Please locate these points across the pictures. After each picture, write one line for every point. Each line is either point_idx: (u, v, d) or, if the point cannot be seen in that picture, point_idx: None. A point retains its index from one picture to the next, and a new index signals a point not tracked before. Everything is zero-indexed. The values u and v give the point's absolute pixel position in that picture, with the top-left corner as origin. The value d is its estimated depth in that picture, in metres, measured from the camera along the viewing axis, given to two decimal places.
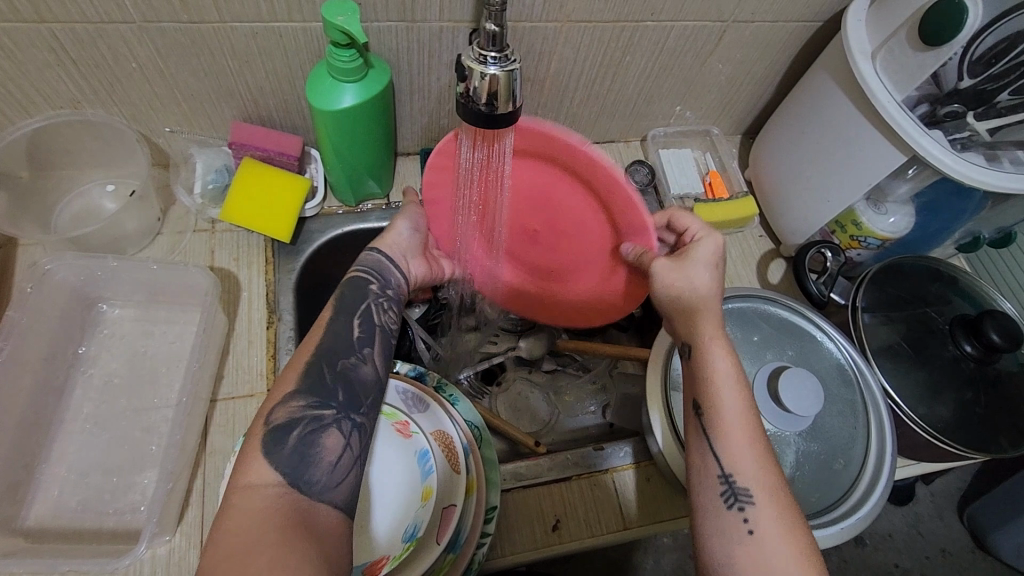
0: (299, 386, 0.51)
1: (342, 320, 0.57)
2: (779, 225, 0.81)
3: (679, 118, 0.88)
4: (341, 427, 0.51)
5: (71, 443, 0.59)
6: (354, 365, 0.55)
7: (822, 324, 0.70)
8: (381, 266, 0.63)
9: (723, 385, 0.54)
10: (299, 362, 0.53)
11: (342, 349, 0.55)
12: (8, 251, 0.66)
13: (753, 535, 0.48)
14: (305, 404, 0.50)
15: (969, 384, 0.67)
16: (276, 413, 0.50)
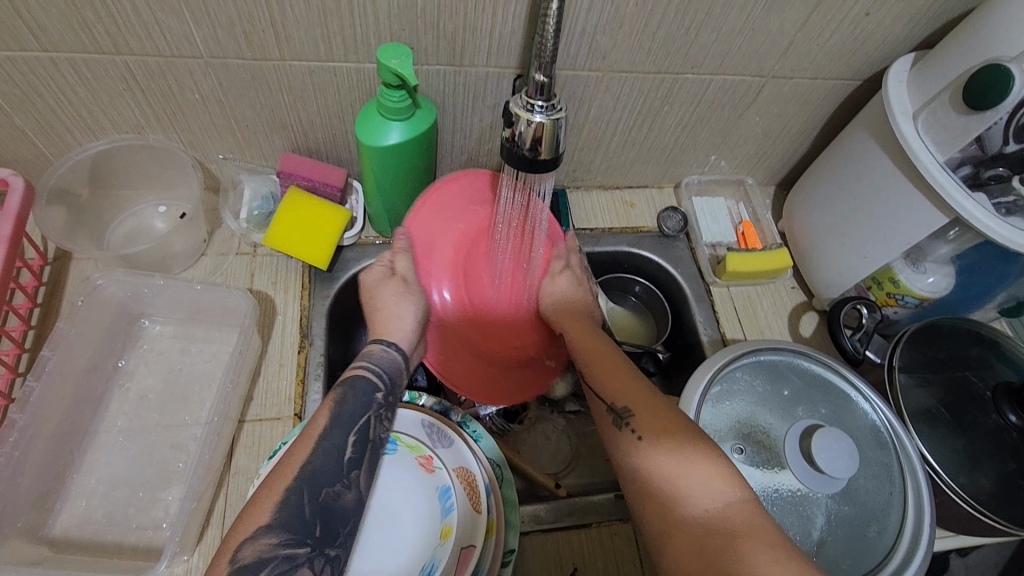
0: (274, 519, 0.45)
1: (338, 435, 0.51)
2: (813, 278, 0.81)
3: (713, 166, 0.89)
4: (312, 565, 0.45)
5: (103, 454, 0.60)
6: (337, 494, 0.49)
7: (857, 383, 0.68)
8: (387, 367, 0.59)
9: (665, 437, 0.53)
10: (280, 486, 0.47)
11: (329, 475, 0.49)
12: (61, 264, 0.69)
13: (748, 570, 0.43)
14: (277, 543, 0.45)
15: (1013, 455, 0.64)
16: (243, 550, 0.44)
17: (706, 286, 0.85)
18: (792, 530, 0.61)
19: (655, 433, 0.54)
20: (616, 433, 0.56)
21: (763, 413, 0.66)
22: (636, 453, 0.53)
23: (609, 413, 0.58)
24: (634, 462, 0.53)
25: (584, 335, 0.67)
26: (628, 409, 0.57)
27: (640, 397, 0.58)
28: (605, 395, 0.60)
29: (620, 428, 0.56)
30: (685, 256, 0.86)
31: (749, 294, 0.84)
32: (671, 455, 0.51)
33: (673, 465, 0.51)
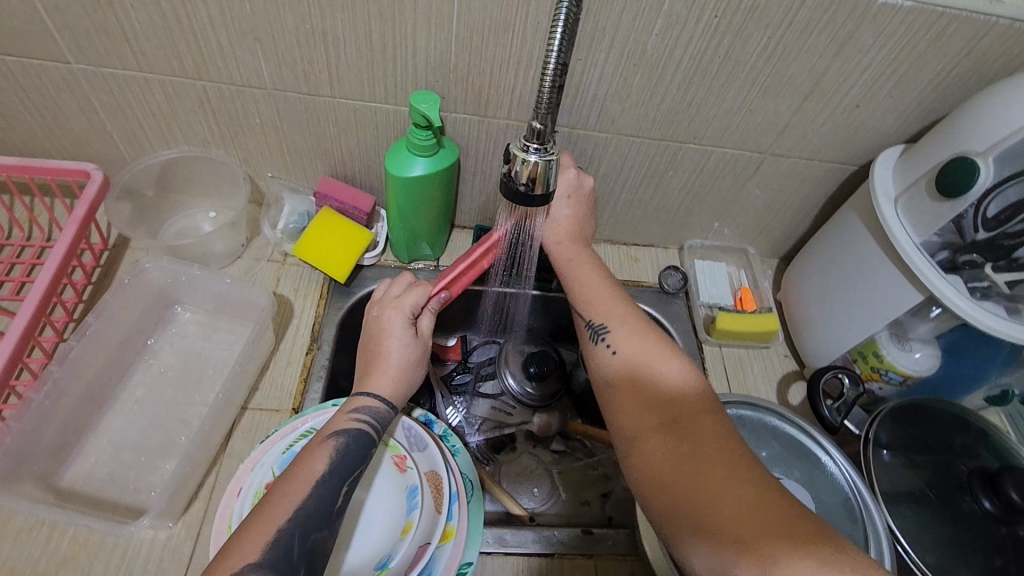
0: (263, 558, 0.48)
1: (332, 483, 0.54)
2: (803, 347, 0.83)
3: (716, 233, 0.94)
4: None
5: (117, 418, 0.66)
6: (322, 540, 0.52)
7: (828, 446, 0.69)
8: (383, 420, 0.60)
9: (653, 401, 0.58)
10: (273, 525, 0.50)
11: (319, 521, 0.52)
12: (118, 250, 0.79)
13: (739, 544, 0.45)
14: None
15: (995, 547, 0.63)
16: None
17: (698, 344, 0.88)
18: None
19: (631, 360, 0.62)
20: (592, 347, 0.66)
21: None
22: (614, 367, 0.63)
23: (588, 331, 0.67)
24: (641, 445, 0.55)
25: (567, 250, 0.74)
26: (604, 325, 0.66)
27: (616, 315, 0.66)
28: (588, 315, 0.68)
29: (597, 343, 0.65)
30: (682, 313, 0.90)
31: (740, 356, 0.87)
32: (635, 390, 0.60)
33: (652, 413, 0.57)
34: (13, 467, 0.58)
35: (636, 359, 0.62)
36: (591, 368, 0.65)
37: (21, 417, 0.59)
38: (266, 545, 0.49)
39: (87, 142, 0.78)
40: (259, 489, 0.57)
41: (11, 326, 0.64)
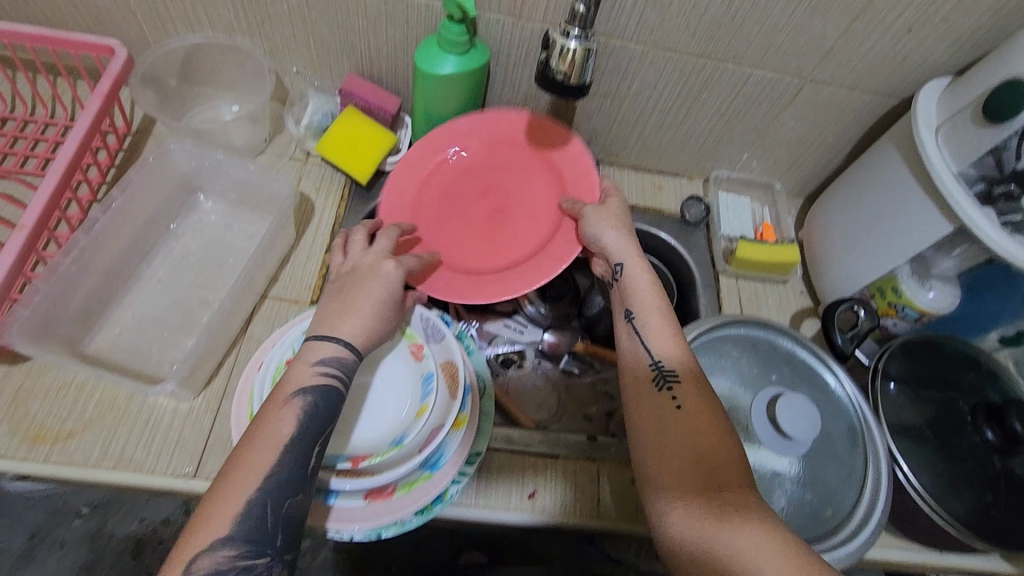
0: (234, 531, 0.46)
1: (301, 445, 0.51)
2: (820, 283, 0.83)
3: (744, 165, 0.92)
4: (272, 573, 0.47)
5: (140, 295, 0.67)
6: (297, 505, 0.49)
7: (838, 370, 0.69)
8: (347, 369, 0.56)
9: (700, 454, 0.52)
10: (240, 496, 0.47)
11: (291, 486, 0.49)
12: (141, 135, 0.78)
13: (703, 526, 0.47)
14: (235, 555, 0.46)
15: (988, 483, 0.65)
16: (201, 560, 0.45)
17: (715, 274, 0.88)
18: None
19: (695, 418, 0.55)
20: (655, 393, 0.58)
21: (741, 390, 0.68)
22: (674, 419, 0.56)
23: (651, 371, 0.60)
24: (680, 487, 0.51)
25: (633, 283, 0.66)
26: (674, 372, 0.59)
27: (689, 367, 0.59)
28: (655, 356, 0.61)
29: (660, 388, 0.58)
30: (701, 244, 0.90)
31: (756, 289, 0.87)
32: (690, 438, 0.54)
33: (699, 464, 0.52)
34: (42, 329, 0.59)
35: (699, 419, 0.55)
36: (641, 405, 0.58)
37: (50, 281, 0.59)
38: (290, 412, 0.51)
39: (110, 20, 0.76)
40: (280, 364, 0.59)
41: (38, 193, 0.64)
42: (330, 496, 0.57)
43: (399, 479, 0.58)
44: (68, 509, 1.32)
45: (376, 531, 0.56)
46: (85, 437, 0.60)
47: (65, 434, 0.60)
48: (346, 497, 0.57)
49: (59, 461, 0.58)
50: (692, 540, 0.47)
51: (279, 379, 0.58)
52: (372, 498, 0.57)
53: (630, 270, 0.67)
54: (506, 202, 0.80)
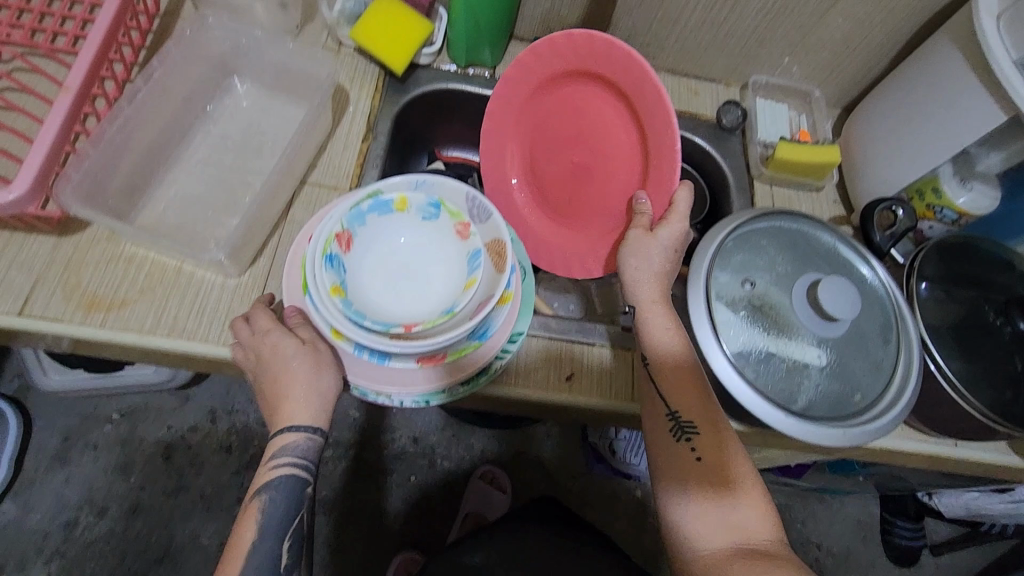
0: None
1: (269, 544, 0.53)
2: (856, 188, 0.82)
3: (785, 70, 0.90)
4: None
5: (182, 174, 0.68)
6: None
7: (871, 260, 0.70)
8: (311, 451, 0.57)
9: (723, 516, 0.54)
10: None
11: None
12: (172, 16, 0.76)
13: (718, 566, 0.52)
14: None
15: (1011, 383, 0.66)
16: None
17: (750, 180, 0.87)
18: (780, 396, 0.63)
19: (716, 471, 0.56)
20: (673, 443, 0.58)
21: (776, 277, 0.69)
22: (698, 472, 0.57)
23: (668, 421, 0.60)
24: (709, 544, 0.53)
25: (655, 335, 0.62)
26: (693, 423, 0.59)
27: (708, 417, 0.59)
28: (672, 405, 0.60)
29: (679, 440, 0.58)
30: (736, 150, 0.88)
31: (790, 196, 0.86)
32: (711, 496, 0.55)
33: (725, 528, 0.54)
34: (91, 197, 0.60)
35: (718, 473, 0.56)
36: (661, 462, 0.58)
37: (96, 148, 0.59)
38: None
39: None
40: (331, 237, 0.59)
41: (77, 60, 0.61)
42: (382, 360, 0.60)
43: (449, 347, 0.60)
44: (98, 415, 1.36)
45: (424, 393, 0.61)
46: (138, 305, 0.61)
47: (118, 302, 0.61)
48: (399, 362, 0.60)
49: (115, 326, 0.60)
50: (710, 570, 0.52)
51: (330, 250, 0.58)
52: (423, 363, 0.60)
53: (643, 313, 0.63)
54: (594, 152, 0.75)
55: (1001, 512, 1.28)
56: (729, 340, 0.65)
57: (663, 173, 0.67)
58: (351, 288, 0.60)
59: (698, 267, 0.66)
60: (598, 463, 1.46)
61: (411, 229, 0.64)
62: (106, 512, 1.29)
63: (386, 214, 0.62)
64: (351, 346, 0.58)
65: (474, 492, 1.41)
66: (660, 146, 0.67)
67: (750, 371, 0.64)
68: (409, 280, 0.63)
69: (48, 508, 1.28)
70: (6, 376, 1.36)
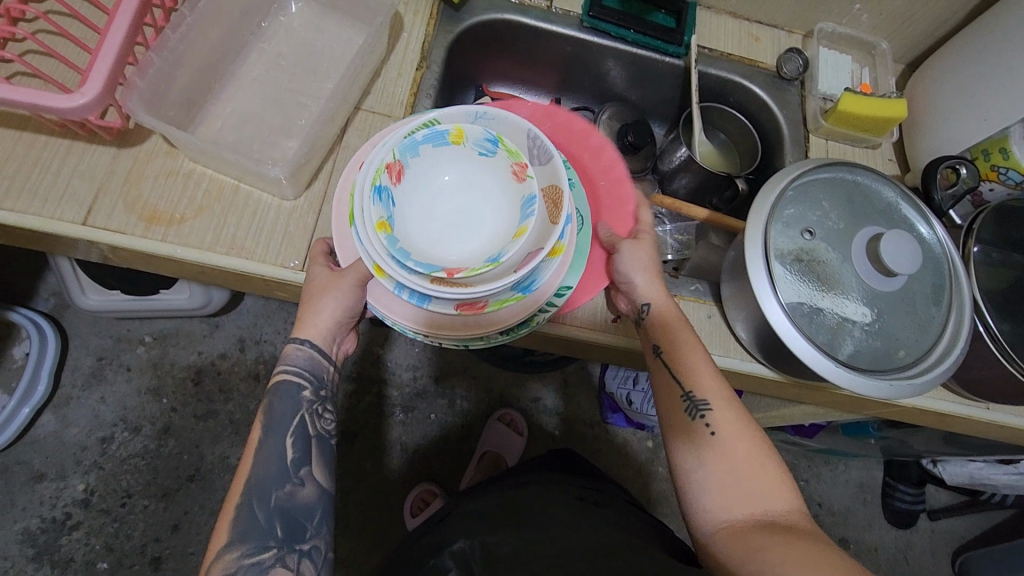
0: (233, 533, 0.54)
1: (274, 442, 0.58)
2: (917, 146, 0.80)
3: (853, 18, 0.86)
4: (285, 560, 0.55)
5: (240, 92, 0.67)
6: (289, 494, 0.57)
7: (930, 216, 0.69)
8: (311, 364, 0.61)
9: (739, 488, 0.56)
10: (232, 503, 0.56)
11: (273, 481, 0.57)
12: None
13: (736, 540, 0.54)
14: (241, 550, 0.54)
15: None
16: (214, 567, 0.53)
17: (805, 133, 0.84)
18: (824, 344, 0.64)
19: (730, 446, 0.58)
20: (688, 422, 0.60)
21: (829, 233, 0.68)
22: (715, 450, 0.58)
23: (684, 401, 0.61)
24: (729, 516, 0.56)
25: (669, 326, 0.64)
26: (706, 401, 0.61)
27: (721, 395, 0.61)
28: (686, 386, 0.62)
29: (695, 418, 0.60)
30: (794, 102, 0.86)
31: (845, 151, 0.84)
32: (728, 471, 0.57)
33: (743, 502, 0.56)
34: (153, 106, 0.60)
35: (735, 448, 0.58)
36: (678, 442, 0.60)
37: (160, 55, 0.59)
38: None
39: None
40: (383, 166, 0.57)
41: None
42: (421, 301, 0.59)
43: (492, 296, 0.59)
44: (130, 337, 1.39)
45: (461, 337, 0.61)
46: (197, 223, 0.61)
47: (177, 219, 0.61)
48: (438, 306, 0.60)
49: (176, 240, 0.61)
50: (729, 545, 0.54)
51: (380, 180, 0.58)
52: (463, 310, 0.60)
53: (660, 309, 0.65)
54: None
55: (1007, 484, 1.30)
56: (782, 290, 0.65)
57: (618, 196, 0.72)
58: (396, 224, 0.59)
59: (758, 218, 0.66)
60: (613, 413, 1.50)
61: (464, 168, 0.63)
62: (140, 429, 1.34)
63: (441, 145, 0.61)
64: (390, 284, 0.58)
65: (492, 432, 1.45)
66: (609, 176, 0.74)
67: (798, 321, 0.64)
68: (453, 224, 0.63)
69: (85, 423, 1.33)
70: (42, 294, 1.39)
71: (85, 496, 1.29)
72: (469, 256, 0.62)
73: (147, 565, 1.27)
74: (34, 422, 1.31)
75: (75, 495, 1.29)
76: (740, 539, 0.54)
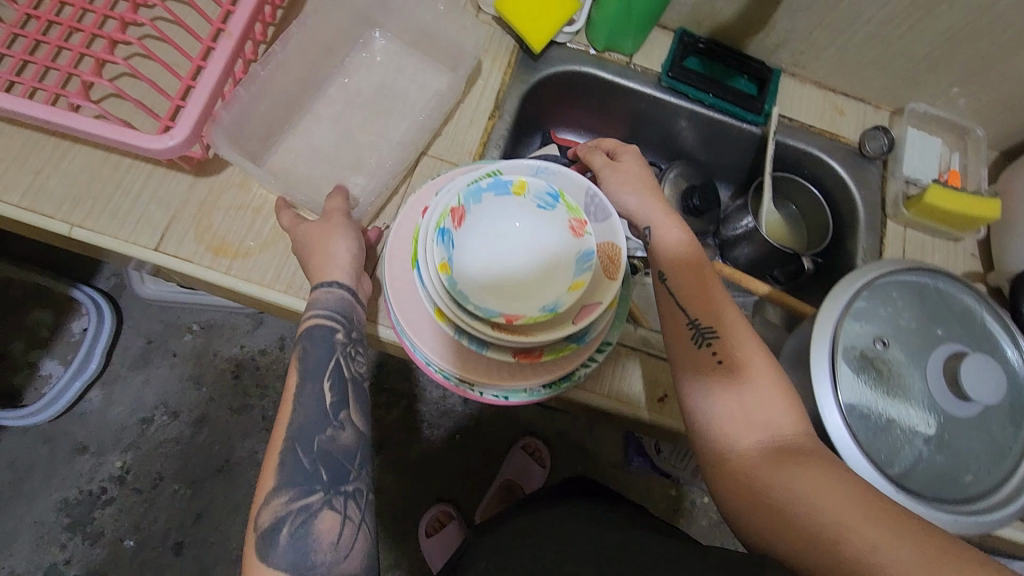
0: (277, 482, 0.51)
1: (313, 388, 0.55)
2: (1007, 246, 0.75)
3: (948, 101, 0.82)
4: (333, 506, 0.52)
5: (311, 130, 0.68)
6: (333, 437, 0.54)
7: (1014, 332, 0.65)
8: (340, 304, 0.58)
9: (751, 412, 0.53)
10: (273, 458, 0.52)
11: (315, 426, 0.53)
12: None
13: (751, 475, 0.51)
14: (288, 498, 0.51)
15: None
16: (262, 514, 0.50)
17: (883, 217, 0.80)
18: (878, 456, 0.61)
19: (743, 368, 0.55)
20: (695, 349, 0.58)
21: (896, 338, 0.64)
22: (726, 373, 0.55)
23: (689, 329, 0.59)
24: (741, 447, 0.53)
25: (662, 238, 0.64)
26: (712, 328, 0.58)
27: (726, 319, 0.58)
28: (694, 314, 0.59)
29: (700, 345, 0.57)
30: (874, 182, 0.82)
31: (925, 241, 0.79)
32: (737, 394, 0.54)
33: (755, 428, 0.53)
34: (235, 142, 0.62)
35: (748, 373, 0.55)
36: (688, 372, 0.57)
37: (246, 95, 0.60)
38: None
39: None
40: (447, 210, 0.57)
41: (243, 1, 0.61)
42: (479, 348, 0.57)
43: (547, 345, 0.57)
44: (179, 325, 1.44)
45: (507, 388, 0.58)
46: (260, 258, 0.63)
47: (243, 252, 0.63)
48: (496, 353, 0.57)
49: (238, 275, 0.62)
50: (746, 486, 0.51)
51: (444, 224, 0.57)
52: (519, 359, 0.56)
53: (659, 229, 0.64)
54: None
55: None
56: (844, 392, 0.61)
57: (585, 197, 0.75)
58: (457, 268, 0.57)
59: (830, 309, 0.63)
60: (638, 457, 1.47)
61: (520, 218, 0.59)
62: (178, 415, 1.39)
63: (503, 196, 0.59)
64: (450, 329, 0.57)
65: (516, 460, 1.44)
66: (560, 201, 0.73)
67: (855, 425, 0.61)
68: (507, 266, 0.58)
69: (127, 403, 1.38)
70: (104, 274, 1.45)
71: (120, 473, 1.34)
72: (523, 300, 0.56)
73: (169, 549, 1.31)
74: (83, 396, 1.37)
75: (112, 471, 1.34)
76: (755, 475, 0.51)
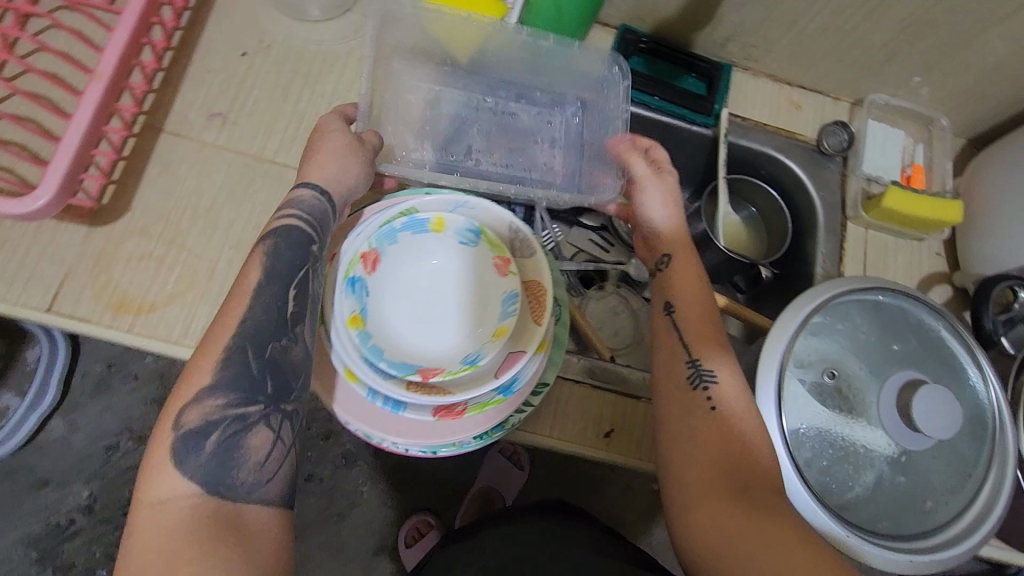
0: (218, 379, 0.44)
1: (274, 289, 0.48)
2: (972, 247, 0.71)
3: (910, 90, 0.77)
4: (268, 422, 0.45)
5: (217, 165, 0.63)
6: (284, 347, 0.47)
7: (976, 354, 0.61)
8: (321, 212, 0.53)
9: (715, 451, 0.50)
10: (216, 352, 0.45)
11: (269, 331, 0.46)
12: None
13: (718, 531, 0.47)
14: (223, 402, 0.44)
15: None
16: (187, 415, 0.43)
17: (843, 219, 0.76)
18: (830, 490, 0.58)
19: (732, 420, 0.52)
20: (688, 389, 0.54)
21: (852, 360, 0.60)
22: (707, 421, 0.52)
23: (687, 367, 0.55)
24: (704, 498, 0.49)
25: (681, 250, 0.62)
26: (712, 370, 0.54)
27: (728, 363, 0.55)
28: (693, 351, 0.55)
29: (696, 385, 0.54)
30: (833, 181, 0.77)
31: (888, 241, 0.75)
32: (716, 444, 0.50)
33: (722, 478, 0.49)
34: None
35: (737, 421, 0.52)
36: (673, 414, 0.53)
37: None
38: None
39: None
40: (356, 257, 0.52)
41: (121, 32, 0.55)
42: (396, 408, 0.53)
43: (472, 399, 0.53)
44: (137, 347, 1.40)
45: (432, 446, 0.53)
46: (167, 312, 0.58)
47: (147, 307, 0.58)
48: (415, 413, 0.53)
49: (143, 332, 0.57)
50: (709, 540, 0.47)
51: (354, 272, 0.52)
52: (440, 416, 0.53)
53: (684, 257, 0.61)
54: None
55: None
56: (794, 424, 0.57)
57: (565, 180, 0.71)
58: (371, 319, 0.52)
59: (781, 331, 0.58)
60: None
61: (443, 258, 0.55)
62: (144, 439, 1.35)
63: (421, 235, 0.55)
64: (363, 389, 0.52)
65: (491, 466, 1.36)
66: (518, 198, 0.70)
67: (804, 455, 0.58)
68: (428, 313, 0.54)
69: (90, 430, 1.34)
70: None
71: (88, 502, 1.31)
72: (444, 350, 0.53)
73: None
74: (44, 426, 1.33)
75: (79, 501, 1.31)
76: (722, 528, 0.47)
